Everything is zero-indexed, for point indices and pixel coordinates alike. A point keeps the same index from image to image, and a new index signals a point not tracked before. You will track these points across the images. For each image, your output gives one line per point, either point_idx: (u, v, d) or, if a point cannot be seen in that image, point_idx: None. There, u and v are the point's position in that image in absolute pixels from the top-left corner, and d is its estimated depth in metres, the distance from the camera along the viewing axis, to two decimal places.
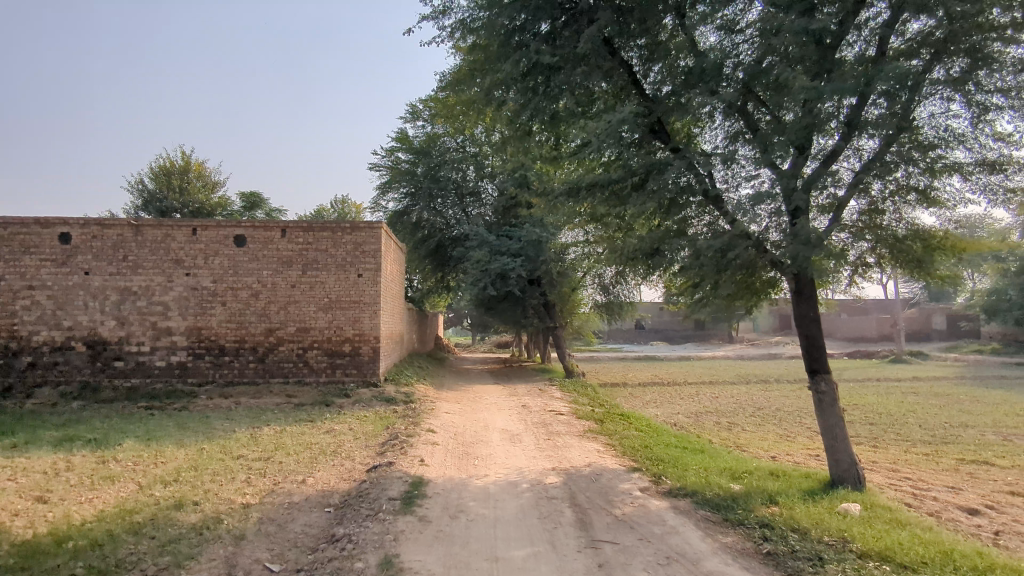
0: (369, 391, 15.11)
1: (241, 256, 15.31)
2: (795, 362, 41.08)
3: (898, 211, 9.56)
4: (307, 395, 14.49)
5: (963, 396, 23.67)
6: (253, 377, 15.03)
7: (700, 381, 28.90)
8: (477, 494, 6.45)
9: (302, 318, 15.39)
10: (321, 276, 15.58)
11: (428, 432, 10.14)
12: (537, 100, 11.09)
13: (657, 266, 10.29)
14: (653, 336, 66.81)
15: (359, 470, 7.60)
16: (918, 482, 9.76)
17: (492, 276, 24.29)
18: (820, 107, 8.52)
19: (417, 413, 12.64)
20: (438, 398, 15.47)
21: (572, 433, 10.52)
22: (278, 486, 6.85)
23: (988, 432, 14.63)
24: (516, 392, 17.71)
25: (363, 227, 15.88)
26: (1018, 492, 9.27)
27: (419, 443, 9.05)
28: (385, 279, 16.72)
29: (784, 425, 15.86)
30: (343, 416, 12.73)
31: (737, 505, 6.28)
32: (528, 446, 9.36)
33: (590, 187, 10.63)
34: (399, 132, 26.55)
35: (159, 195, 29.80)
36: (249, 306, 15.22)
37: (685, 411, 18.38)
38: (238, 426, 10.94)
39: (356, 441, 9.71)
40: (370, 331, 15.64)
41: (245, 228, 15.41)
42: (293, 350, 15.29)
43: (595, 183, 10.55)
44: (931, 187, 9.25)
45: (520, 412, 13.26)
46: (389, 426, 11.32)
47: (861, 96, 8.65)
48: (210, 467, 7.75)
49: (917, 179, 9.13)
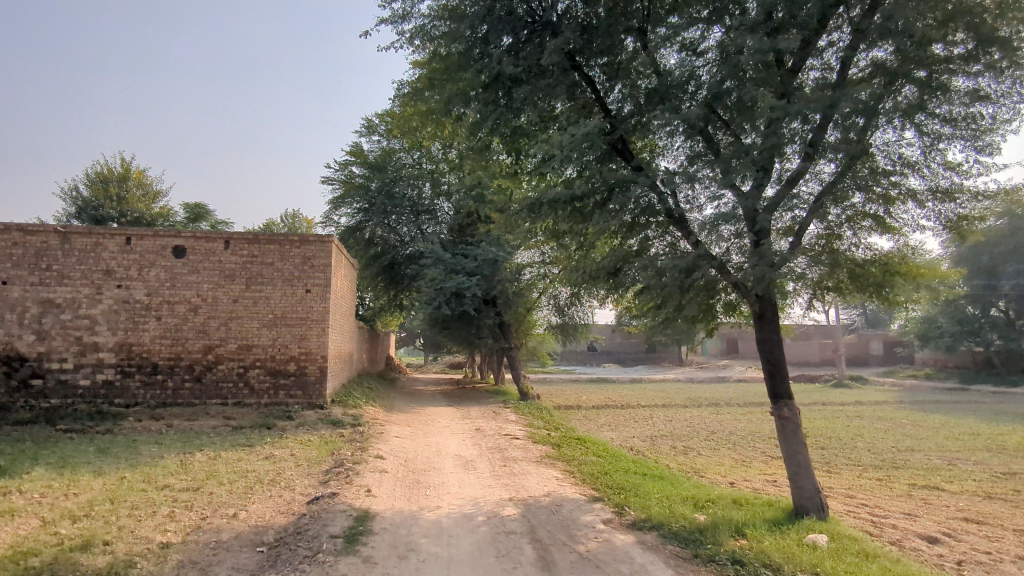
0: (314, 413, 14.32)
1: (179, 268, 14.39)
2: (743, 386, 41.78)
3: (855, 236, 9.56)
4: (247, 418, 13.62)
5: (904, 419, 24.34)
6: (188, 398, 14.06)
7: (653, 404, 28.92)
8: (429, 530, 5.93)
9: (244, 335, 14.54)
10: (266, 291, 14.79)
11: (377, 458, 9.53)
12: (498, 113, 10.78)
13: (619, 286, 10.06)
14: (605, 359, 67.07)
15: (299, 502, 6.96)
16: (875, 508, 9.71)
17: (447, 295, 23.76)
18: (784, 130, 8.46)
19: (366, 437, 11.98)
20: (388, 420, 14.80)
21: (529, 460, 10.09)
22: (205, 522, 6.16)
23: (933, 456, 14.89)
24: (469, 414, 17.16)
25: (312, 240, 15.20)
26: (972, 519, 9.30)
27: (365, 471, 8.44)
28: (334, 295, 16.02)
29: (738, 448, 15.80)
30: (286, 440, 11.96)
31: (706, 539, 5.97)
32: (483, 473, 8.87)
33: (551, 204, 10.31)
34: (354, 146, 25.93)
35: (94, 203, 28.20)
36: (186, 321, 14.28)
37: (640, 434, 18.18)
38: (168, 451, 10.07)
39: (297, 468, 9.01)
40: (317, 349, 14.90)
41: (184, 238, 14.50)
42: (233, 369, 14.39)
43: (556, 199, 10.26)
44: (886, 213, 9.43)
45: (474, 437, 12.75)
46: (334, 451, 10.64)
47: (822, 120, 8.65)
48: (129, 499, 6.96)
49: (873, 205, 9.29)
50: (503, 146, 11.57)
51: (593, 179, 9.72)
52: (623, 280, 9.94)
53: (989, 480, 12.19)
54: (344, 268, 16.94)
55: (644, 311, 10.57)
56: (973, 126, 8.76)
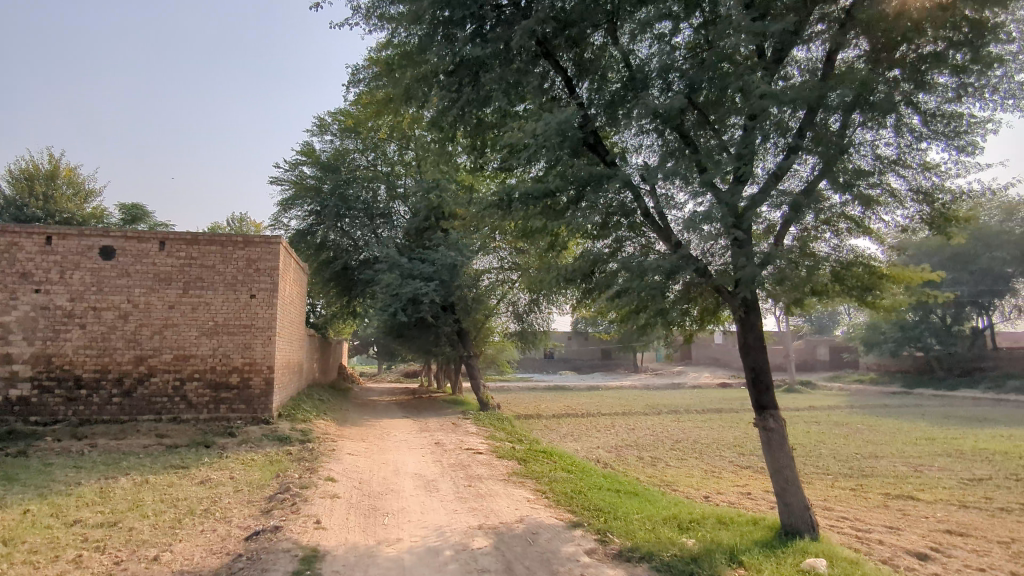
0: (259, 429, 13.22)
1: (107, 271, 13.08)
2: (699, 392, 42.03)
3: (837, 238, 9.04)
4: (183, 435, 12.43)
5: (860, 424, 24.61)
6: (116, 414, 12.75)
7: (614, 412, 28.53)
8: (389, 571, 5.12)
9: (181, 345, 13.33)
10: (207, 296, 13.63)
11: (328, 480, 8.62)
12: (464, 102, 10.06)
13: (596, 288, 9.42)
14: (561, 366, 66.74)
15: (236, 539, 6.03)
16: (857, 522, 9.36)
17: (403, 301, 22.78)
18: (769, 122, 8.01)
19: (316, 455, 11.00)
20: (341, 436, 13.82)
21: (495, 478, 9.35)
22: (118, 568, 5.18)
23: (898, 463, 14.81)
24: (427, 427, 16.27)
25: (258, 241, 14.12)
26: (954, 531, 9.01)
27: (314, 497, 7.54)
28: (282, 301, 14.91)
29: (706, 458, 15.43)
30: (226, 461, 10.88)
31: (703, 570, 5.38)
32: (447, 496, 8.09)
33: (521, 200, 9.65)
34: (305, 145, 24.74)
35: (17, 202, 26.07)
36: (115, 330, 12.99)
37: (605, 444, 17.63)
38: (87, 477, 8.90)
39: (236, 494, 8.02)
40: (263, 360, 13.82)
41: (113, 238, 13.19)
42: (168, 382, 13.16)
43: (527, 195, 9.55)
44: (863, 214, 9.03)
45: (434, 452, 11.92)
46: (280, 472, 9.64)
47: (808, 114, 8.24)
48: (28, 540, 5.87)
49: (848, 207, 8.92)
50: (468, 139, 10.89)
51: (564, 174, 9.07)
52: (598, 283, 9.33)
53: (958, 486, 12.06)
54: (293, 273, 15.88)
55: (620, 317, 9.96)
56: (952, 125, 8.49)
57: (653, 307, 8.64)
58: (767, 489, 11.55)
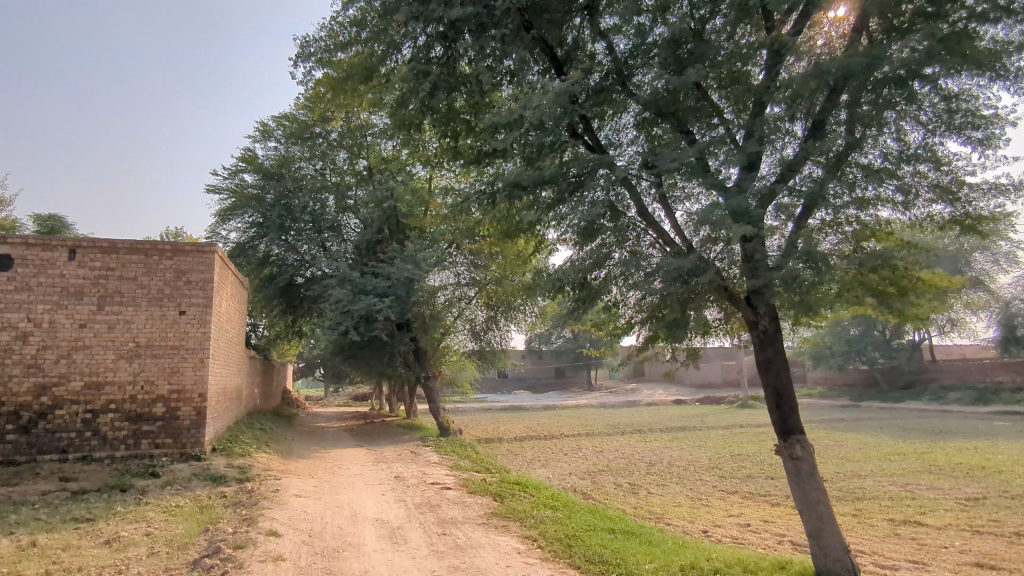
0: (188, 467, 11.40)
1: (3, 285, 11.12)
2: (656, 410, 41.31)
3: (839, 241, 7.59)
4: (94, 478, 10.54)
5: (826, 440, 24.11)
6: (10, 454, 10.73)
7: (576, 433, 27.32)
8: None
9: (93, 371, 11.43)
10: (126, 313, 11.80)
11: (269, 535, 7.04)
12: (439, 77, 8.96)
13: (592, 295, 8.27)
14: (514, 386, 65.25)
15: None
16: (878, 557, 8.38)
17: (355, 319, 21.20)
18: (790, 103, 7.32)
19: (256, 498, 9.36)
20: (286, 471, 12.12)
21: (472, 522, 7.96)
22: None
23: (884, 481, 14.09)
24: (383, 457, 14.67)
25: (188, 249, 12.38)
26: (982, 564, 8.10)
27: (251, 561, 5.99)
28: (219, 318, 13.17)
29: (686, 483, 14.35)
30: (144, 510, 9.10)
31: None
32: (419, 551, 6.66)
33: (505, 191, 8.49)
34: (245, 151, 22.87)
35: None
36: (11, 354, 11.02)
37: (575, 470, 16.37)
38: None
39: (148, 559, 6.36)
40: (193, 386, 12.07)
41: (11, 246, 11.24)
42: (77, 415, 11.23)
43: (513, 185, 8.36)
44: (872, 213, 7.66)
45: (394, 490, 10.40)
46: (210, 524, 7.99)
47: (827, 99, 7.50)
48: None
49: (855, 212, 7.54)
50: (437, 126, 9.74)
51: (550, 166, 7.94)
52: (596, 289, 8.24)
53: (958, 507, 11.28)
54: (230, 286, 14.08)
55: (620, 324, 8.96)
56: (970, 118, 7.65)
57: (669, 315, 7.60)
58: (764, 519, 10.53)
